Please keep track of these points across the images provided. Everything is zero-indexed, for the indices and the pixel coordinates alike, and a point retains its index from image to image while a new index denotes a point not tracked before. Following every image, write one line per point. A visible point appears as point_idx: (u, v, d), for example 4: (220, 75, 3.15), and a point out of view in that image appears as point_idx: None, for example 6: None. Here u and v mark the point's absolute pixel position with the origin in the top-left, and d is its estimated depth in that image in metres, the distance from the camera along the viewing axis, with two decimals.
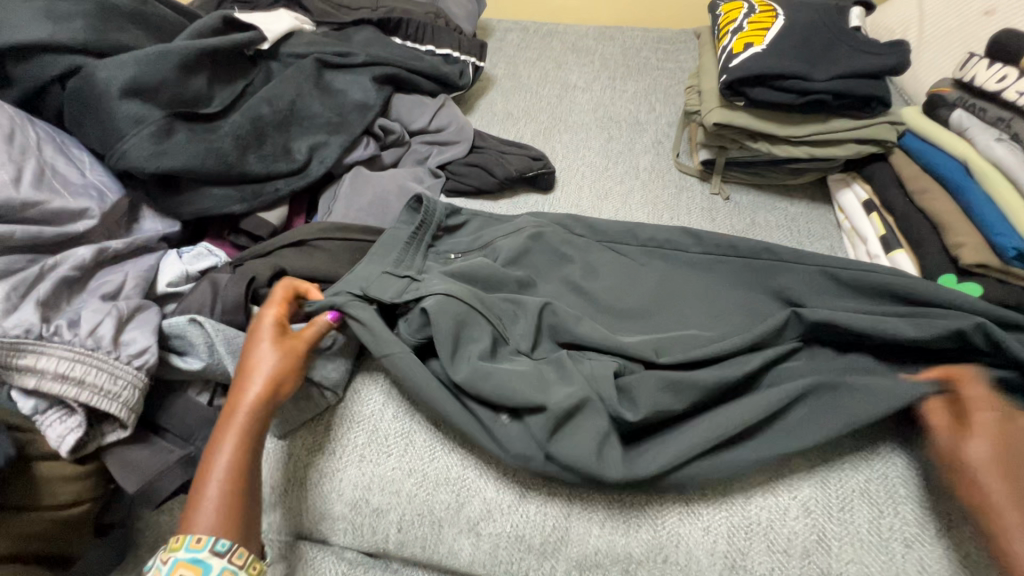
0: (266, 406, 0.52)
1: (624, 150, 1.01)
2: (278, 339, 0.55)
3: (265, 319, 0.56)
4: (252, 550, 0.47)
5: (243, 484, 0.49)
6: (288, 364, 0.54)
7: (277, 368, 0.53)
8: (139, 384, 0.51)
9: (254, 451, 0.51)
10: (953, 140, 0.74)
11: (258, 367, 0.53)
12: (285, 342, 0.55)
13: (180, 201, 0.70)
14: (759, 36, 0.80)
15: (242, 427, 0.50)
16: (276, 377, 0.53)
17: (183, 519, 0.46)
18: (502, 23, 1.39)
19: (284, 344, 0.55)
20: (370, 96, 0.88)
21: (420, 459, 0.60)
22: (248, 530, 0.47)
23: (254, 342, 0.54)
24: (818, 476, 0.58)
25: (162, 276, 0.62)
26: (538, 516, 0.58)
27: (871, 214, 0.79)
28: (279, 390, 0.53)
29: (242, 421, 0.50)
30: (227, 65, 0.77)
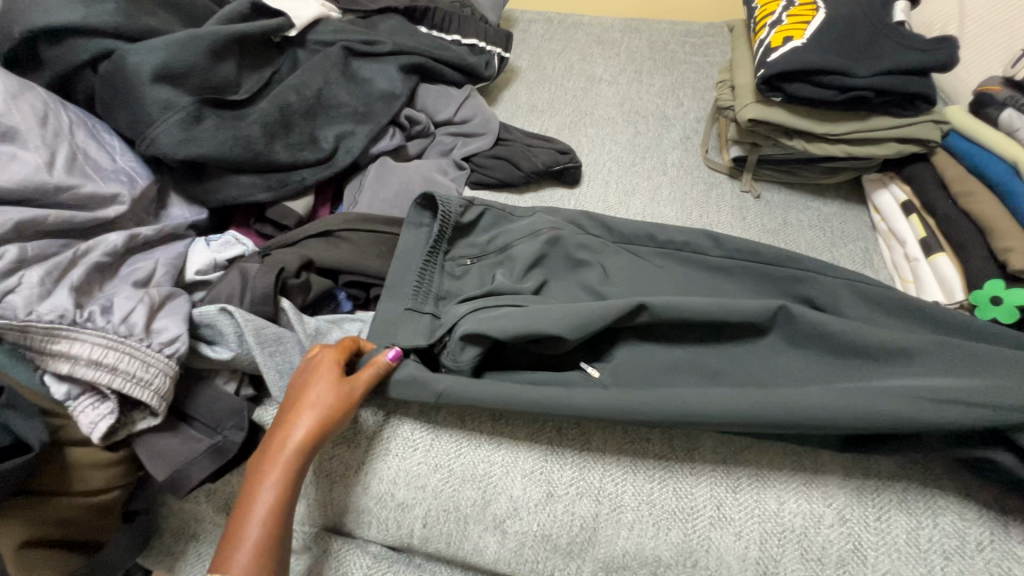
0: (310, 450, 0.51)
1: (652, 145, 0.99)
2: (332, 376, 0.54)
3: (326, 360, 0.55)
4: None
5: (281, 524, 0.49)
6: (337, 410, 0.53)
7: (326, 414, 0.52)
8: (170, 372, 0.51)
9: (295, 490, 0.51)
10: (1003, 141, 0.71)
11: (309, 410, 0.52)
12: (338, 385, 0.54)
13: (207, 188, 0.69)
14: (799, 30, 0.78)
15: (287, 467, 0.50)
16: (328, 419, 0.52)
17: (220, 554, 0.46)
18: (526, 14, 1.36)
19: (336, 388, 0.53)
20: (397, 85, 0.86)
21: (447, 454, 0.60)
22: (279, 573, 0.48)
23: (310, 382, 0.53)
24: (854, 485, 0.57)
25: (190, 264, 0.62)
26: (566, 516, 0.57)
27: (911, 216, 0.77)
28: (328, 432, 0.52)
29: (286, 463, 0.50)
30: (255, 51, 0.76)
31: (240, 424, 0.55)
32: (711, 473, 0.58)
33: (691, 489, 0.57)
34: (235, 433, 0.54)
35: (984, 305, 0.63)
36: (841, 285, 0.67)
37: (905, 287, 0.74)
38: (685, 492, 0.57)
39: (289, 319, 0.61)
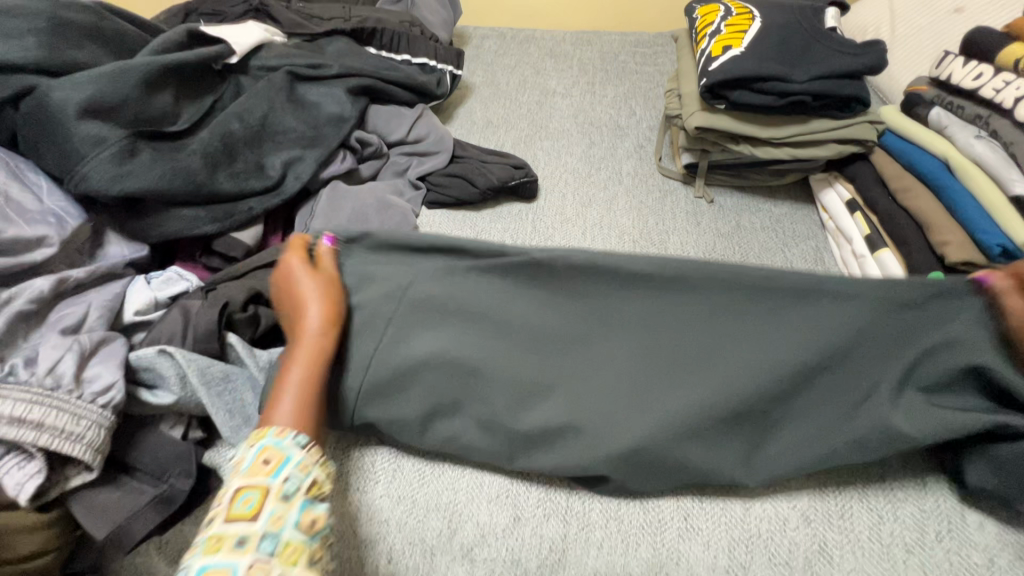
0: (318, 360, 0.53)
1: (607, 155, 1.00)
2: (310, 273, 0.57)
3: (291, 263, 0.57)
4: (323, 456, 0.48)
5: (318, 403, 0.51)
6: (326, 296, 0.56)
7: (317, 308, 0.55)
8: (105, 423, 0.48)
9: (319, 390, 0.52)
10: (932, 138, 0.74)
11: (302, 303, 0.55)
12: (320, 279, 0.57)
13: (146, 224, 0.66)
14: (737, 39, 0.80)
15: (314, 352, 0.53)
16: (330, 298, 0.56)
17: (263, 417, 0.48)
18: (478, 30, 1.37)
19: (318, 336, 0.53)
20: (345, 108, 0.85)
21: (410, 484, 0.59)
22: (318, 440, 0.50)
23: (288, 283, 0.56)
24: (803, 507, 0.56)
25: (128, 304, 0.59)
26: (535, 538, 0.56)
27: (856, 214, 0.78)
28: (333, 321, 0.55)
29: (305, 369, 0.52)
30: (193, 80, 0.75)
31: (187, 470, 0.52)
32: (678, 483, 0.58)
33: (659, 501, 0.57)
34: (183, 480, 0.52)
35: None
36: None
37: (856, 284, 0.75)
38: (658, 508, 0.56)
39: (238, 355, 0.58)
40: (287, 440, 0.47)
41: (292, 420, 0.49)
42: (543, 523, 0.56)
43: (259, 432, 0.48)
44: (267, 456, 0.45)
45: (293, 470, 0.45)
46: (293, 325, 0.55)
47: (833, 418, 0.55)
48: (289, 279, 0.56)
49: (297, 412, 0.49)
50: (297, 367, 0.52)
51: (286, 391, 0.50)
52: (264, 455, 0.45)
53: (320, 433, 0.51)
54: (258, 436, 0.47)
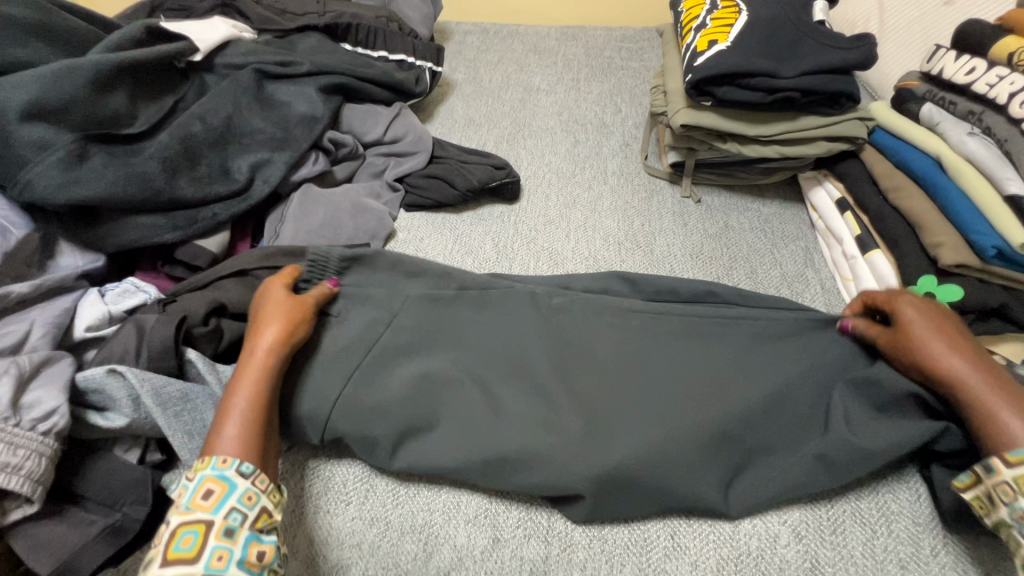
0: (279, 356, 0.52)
1: (591, 154, 0.97)
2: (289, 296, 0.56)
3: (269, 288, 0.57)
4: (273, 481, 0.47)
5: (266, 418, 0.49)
6: (291, 314, 0.54)
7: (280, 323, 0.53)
8: (47, 451, 0.45)
9: (269, 405, 0.50)
10: (923, 135, 0.72)
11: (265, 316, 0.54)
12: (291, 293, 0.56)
13: (101, 233, 0.62)
14: (723, 34, 0.78)
15: (262, 366, 0.51)
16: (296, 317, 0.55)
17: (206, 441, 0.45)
18: (460, 26, 1.33)
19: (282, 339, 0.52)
20: (316, 107, 0.81)
21: (383, 505, 0.56)
22: (267, 460, 0.47)
23: (262, 302, 0.56)
24: (795, 521, 0.54)
25: (79, 319, 0.56)
26: (514, 562, 0.53)
27: (846, 213, 0.76)
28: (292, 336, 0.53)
29: (255, 379, 0.50)
30: (152, 79, 0.71)
31: (142, 498, 0.49)
32: None
33: (644, 519, 0.54)
34: (137, 509, 0.49)
35: None
36: (778, 298, 0.66)
37: (845, 286, 0.73)
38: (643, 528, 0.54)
39: (198, 373, 0.55)
40: (245, 442, 0.46)
41: (239, 444, 0.46)
42: (522, 548, 0.53)
43: (200, 461, 0.45)
44: (225, 455, 0.44)
45: (239, 499, 0.43)
46: (257, 325, 0.53)
47: (798, 431, 0.55)
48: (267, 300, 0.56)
49: (259, 417, 0.48)
50: (244, 383, 0.50)
51: (242, 394, 0.49)
52: (206, 486, 0.43)
53: (269, 456, 0.48)
54: (197, 466, 0.44)
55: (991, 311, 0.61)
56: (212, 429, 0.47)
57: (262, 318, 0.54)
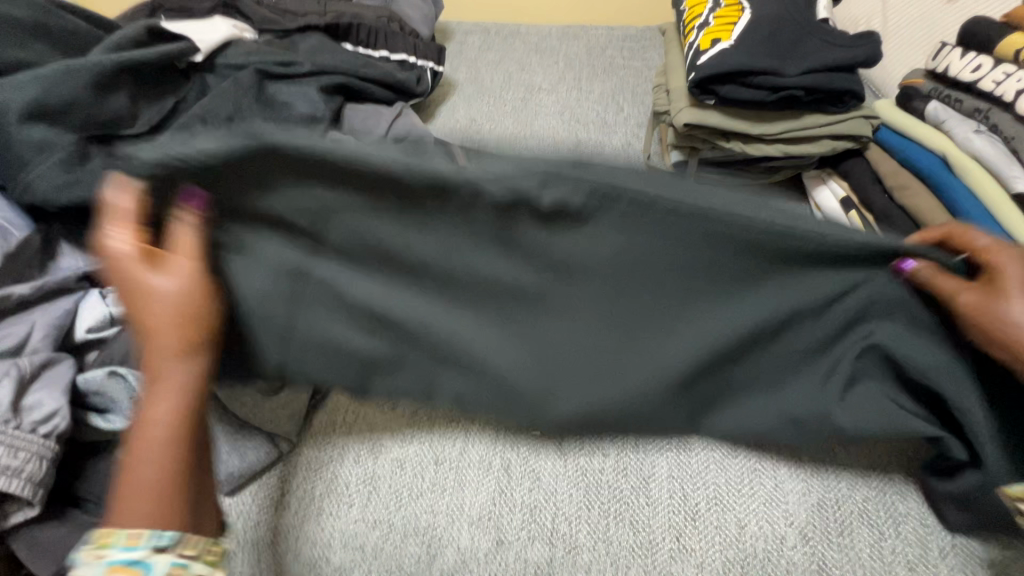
0: (193, 357, 0.44)
1: (593, 153, 0.97)
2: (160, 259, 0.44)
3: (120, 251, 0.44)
4: (204, 537, 0.42)
5: (184, 435, 0.43)
6: (179, 299, 0.43)
7: (170, 310, 0.43)
8: (48, 454, 0.45)
9: (190, 416, 0.43)
10: (928, 133, 0.71)
11: (148, 308, 0.43)
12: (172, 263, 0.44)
13: None
14: (726, 32, 0.78)
15: (175, 375, 0.43)
16: (179, 299, 0.43)
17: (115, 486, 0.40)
18: (461, 25, 1.33)
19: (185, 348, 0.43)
20: (318, 107, 0.80)
21: (386, 507, 0.55)
22: (186, 504, 0.41)
23: (123, 281, 0.43)
24: (802, 523, 0.53)
25: (81, 321, 0.55)
26: (518, 564, 0.52)
27: (851, 213, 0.75)
28: (198, 332, 0.44)
29: (169, 393, 0.43)
30: (152, 80, 0.71)
31: None
32: (668, 500, 0.55)
33: (649, 521, 0.54)
34: None
35: None
36: None
37: None
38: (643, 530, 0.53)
39: None
40: (158, 504, 0.40)
41: (152, 483, 0.40)
42: (527, 549, 0.53)
43: (105, 531, 0.40)
44: (136, 530, 0.39)
45: None
46: (147, 332, 0.43)
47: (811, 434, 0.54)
48: (122, 271, 0.43)
49: (176, 436, 0.42)
50: (157, 398, 0.43)
51: (154, 429, 0.42)
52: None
53: (186, 492, 0.42)
54: (100, 544, 0.39)
55: None
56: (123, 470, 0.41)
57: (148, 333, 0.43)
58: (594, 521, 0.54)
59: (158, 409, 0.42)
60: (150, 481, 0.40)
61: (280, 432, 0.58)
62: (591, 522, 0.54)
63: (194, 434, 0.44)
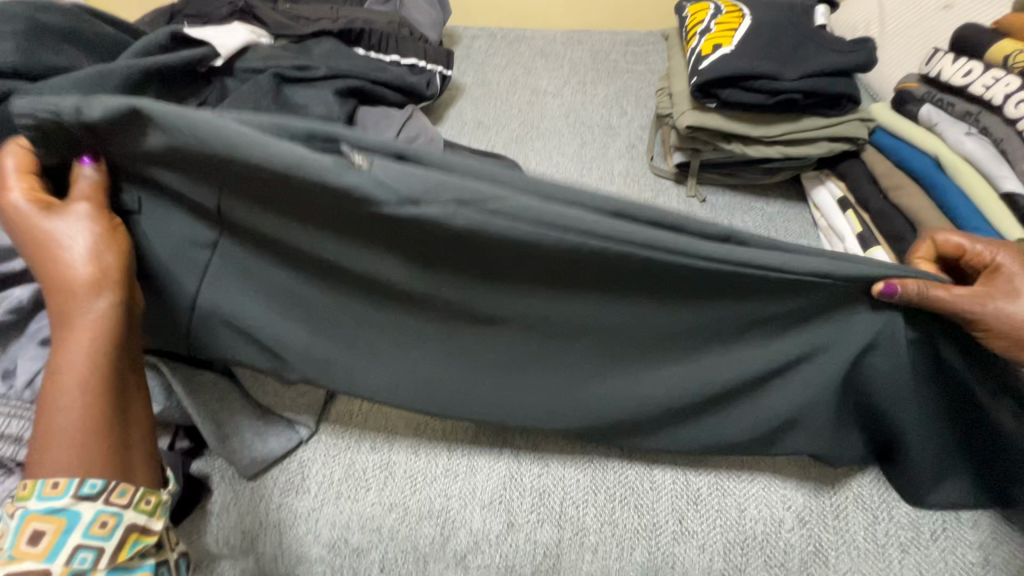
0: (108, 292, 0.45)
1: (598, 155, 0.99)
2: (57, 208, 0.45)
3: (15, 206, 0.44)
4: (136, 479, 0.43)
5: (103, 369, 0.43)
6: (94, 240, 0.45)
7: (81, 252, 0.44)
8: None
9: (105, 348, 0.44)
10: (922, 136, 0.74)
11: (55, 253, 0.44)
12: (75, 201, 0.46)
13: None
14: (727, 37, 0.80)
15: (83, 316, 0.43)
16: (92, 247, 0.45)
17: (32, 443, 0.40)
18: (468, 30, 1.36)
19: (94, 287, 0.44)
20: (333, 110, 0.83)
21: (401, 491, 0.58)
22: (113, 434, 0.42)
23: (25, 233, 0.44)
24: (799, 507, 0.56)
25: None
26: (529, 545, 0.55)
27: (847, 211, 0.78)
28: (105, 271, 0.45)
29: (72, 338, 0.43)
30: (176, 83, 0.74)
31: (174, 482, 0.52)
32: (671, 485, 0.57)
33: (653, 505, 0.56)
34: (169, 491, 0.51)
35: None
36: None
37: None
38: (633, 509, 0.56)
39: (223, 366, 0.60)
40: (80, 452, 0.41)
41: (77, 422, 0.41)
42: (535, 532, 0.55)
43: (25, 484, 0.41)
44: (53, 479, 0.39)
45: (85, 531, 0.39)
46: (53, 283, 0.44)
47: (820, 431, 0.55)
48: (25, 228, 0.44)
49: (96, 375, 0.43)
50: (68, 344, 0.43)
51: (68, 371, 0.42)
52: (31, 527, 0.39)
53: (113, 412, 0.43)
54: (20, 496, 0.40)
55: None
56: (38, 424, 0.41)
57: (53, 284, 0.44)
58: (599, 505, 0.56)
59: (71, 355, 0.42)
60: (72, 422, 0.41)
61: (299, 417, 0.61)
62: (598, 506, 0.56)
63: (116, 367, 0.44)
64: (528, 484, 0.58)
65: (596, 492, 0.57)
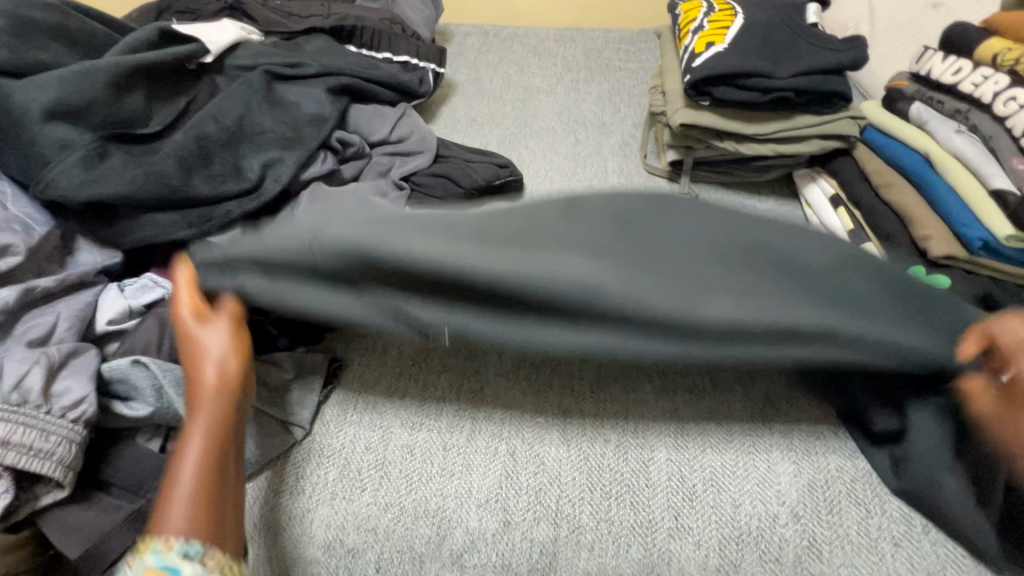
0: (228, 394, 0.49)
1: (592, 153, 0.99)
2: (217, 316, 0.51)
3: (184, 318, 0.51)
4: (231, 552, 0.44)
5: (218, 482, 0.45)
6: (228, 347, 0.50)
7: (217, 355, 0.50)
8: (77, 438, 0.47)
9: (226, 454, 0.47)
10: (911, 133, 0.75)
11: (200, 357, 0.49)
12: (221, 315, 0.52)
13: (118, 230, 0.64)
14: (719, 35, 0.81)
15: (215, 407, 0.48)
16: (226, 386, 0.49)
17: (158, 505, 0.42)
18: (461, 28, 1.35)
19: (227, 393, 0.49)
20: (325, 108, 0.83)
21: (397, 492, 0.57)
22: (217, 518, 0.44)
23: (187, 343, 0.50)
24: (792, 502, 0.56)
25: (102, 313, 0.57)
26: (525, 544, 0.55)
27: (839, 209, 0.79)
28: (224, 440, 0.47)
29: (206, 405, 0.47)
30: (165, 81, 0.73)
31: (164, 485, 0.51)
32: (667, 482, 0.57)
33: (649, 502, 0.56)
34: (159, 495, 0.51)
35: None
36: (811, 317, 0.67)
37: None
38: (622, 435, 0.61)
39: None
40: (200, 512, 0.43)
41: (192, 487, 0.44)
42: (530, 530, 0.55)
43: (147, 536, 0.43)
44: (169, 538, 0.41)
45: None
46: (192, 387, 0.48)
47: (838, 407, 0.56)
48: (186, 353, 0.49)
49: (209, 475, 0.45)
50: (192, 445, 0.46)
51: (182, 480, 0.44)
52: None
53: (223, 524, 0.44)
54: (141, 549, 0.42)
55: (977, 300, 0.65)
56: (162, 497, 0.44)
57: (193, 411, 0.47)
58: (594, 503, 0.56)
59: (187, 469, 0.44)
60: (184, 516, 0.42)
61: (296, 418, 0.61)
62: (594, 504, 0.56)
63: (229, 464, 0.47)
64: (523, 479, 0.58)
65: (591, 488, 0.57)
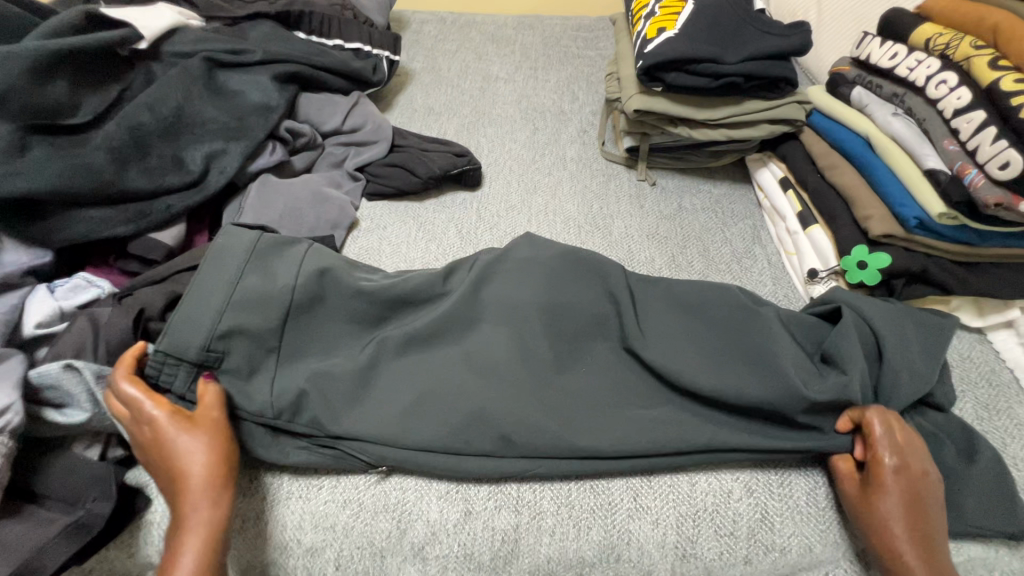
0: (220, 494, 0.48)
1: (550, 141, 0.99)
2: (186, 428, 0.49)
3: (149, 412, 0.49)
4: None
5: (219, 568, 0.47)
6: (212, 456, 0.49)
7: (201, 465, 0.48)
8: (1, 449, 0.44)
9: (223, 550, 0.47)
10: (853, 116, 0.77)
11: (181, 465, 0.48)
12: (200, 426, 0.50)
13: (46, 227, 0.60)
14: (671, 21, 0.81)
15: (206, 525, 0.47)
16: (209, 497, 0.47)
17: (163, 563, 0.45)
18: (417, 15, 1.32)
19: (220, 495, 0.48)
20: (271, 97, 0.79)
21: (356, 488, 0.56)
22: None
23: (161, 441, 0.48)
24: (745, 478, 0.58)
25: (28, 316, 0.54)
26: (487, 532, 0.55)
27: (788, 192, 0.82)
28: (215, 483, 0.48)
29: (196, 508, 0.47)
30: (93, 69, 0.69)
31: (105, 493, 0.49)
32: None
33: (608, 484, 0.57)
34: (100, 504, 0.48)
35: (853, 270, 0.69)
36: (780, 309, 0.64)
37: (789, 260, 0.79)
38: (571, 439, 0.56)
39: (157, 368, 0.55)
40: None
41: None
42: (492, 518, 0.55)
43: None
44: None
45: None
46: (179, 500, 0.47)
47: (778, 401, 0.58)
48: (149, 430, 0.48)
49: None
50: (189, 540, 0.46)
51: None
52: None
53: None
54: None
55: (916, 275, 0.68)
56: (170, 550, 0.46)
57: (184, 530, 0.46)
58: (555, 487, 0.57)
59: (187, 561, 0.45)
60: None
61: None
62: (556, 488, 0.57)
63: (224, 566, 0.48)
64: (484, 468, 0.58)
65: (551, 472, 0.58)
